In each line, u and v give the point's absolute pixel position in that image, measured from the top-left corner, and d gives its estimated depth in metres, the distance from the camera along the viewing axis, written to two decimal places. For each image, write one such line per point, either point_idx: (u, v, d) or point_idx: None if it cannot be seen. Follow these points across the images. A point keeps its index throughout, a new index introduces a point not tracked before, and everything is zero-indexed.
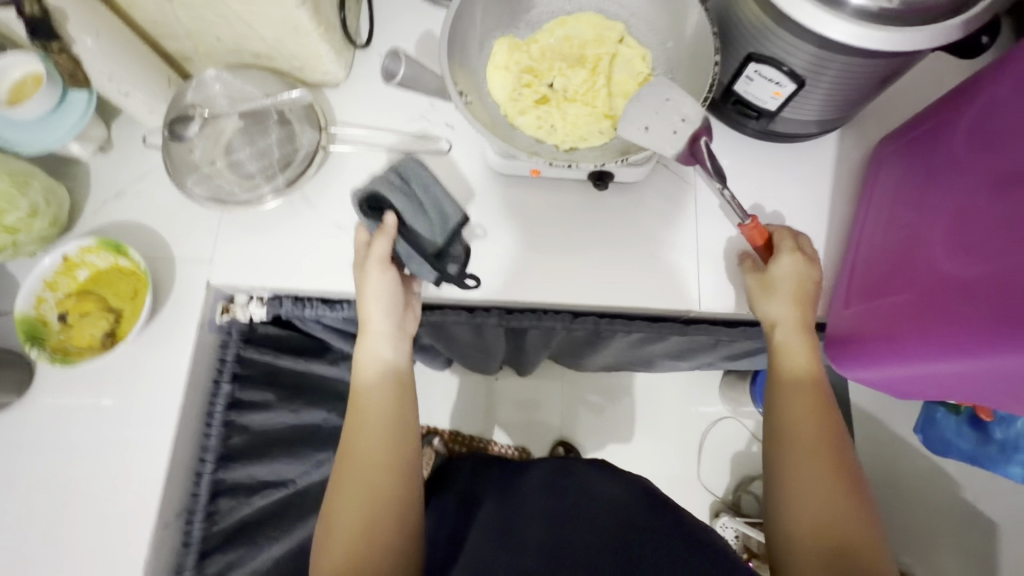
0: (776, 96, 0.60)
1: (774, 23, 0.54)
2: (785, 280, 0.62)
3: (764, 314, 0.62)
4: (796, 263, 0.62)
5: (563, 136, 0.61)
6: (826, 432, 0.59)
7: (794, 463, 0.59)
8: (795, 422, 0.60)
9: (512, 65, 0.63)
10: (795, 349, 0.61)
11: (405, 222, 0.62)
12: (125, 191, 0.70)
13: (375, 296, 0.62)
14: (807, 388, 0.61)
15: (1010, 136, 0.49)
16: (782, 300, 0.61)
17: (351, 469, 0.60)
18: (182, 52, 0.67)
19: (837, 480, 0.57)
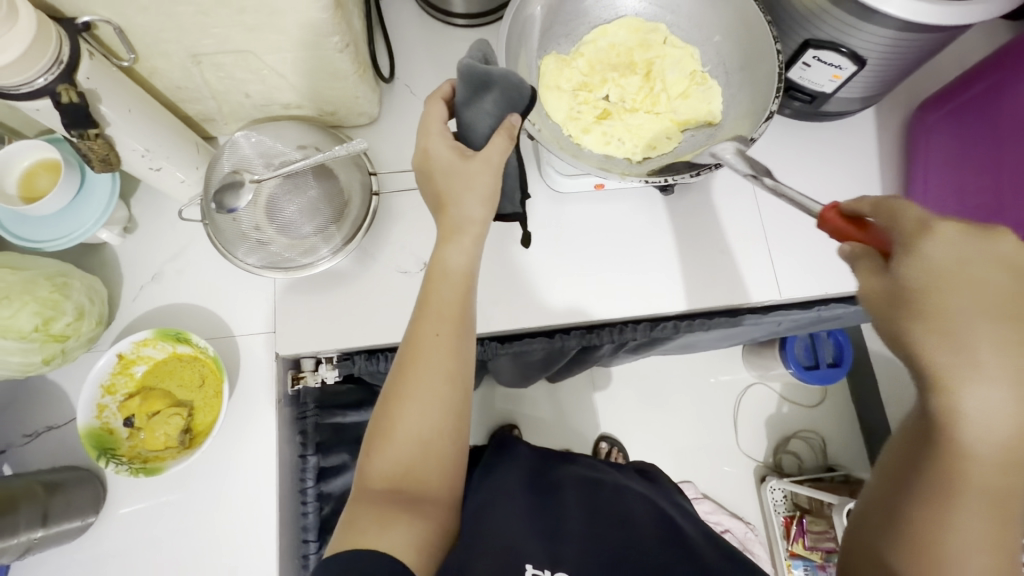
0: (835, 79, 0.61)
1: (832, 7, 0.53)
2: (944, 275, 0.33)
3: (920, 340, 0.34)
4: (957, 247, 0.33)
5: (633, 149, 0.60)
6: (1007, 540, 0.36)
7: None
8: (961, 527, 0.36)
9: (564, 82, 0.62)
10: (995, 421, 0.33)
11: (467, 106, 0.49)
12: (163, 271, 0.64)
13: (475, 189, 0.50)
14: (988, 485, 0.35)
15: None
16: (968, 315, 0.32)
17: (406, 394, 0.50)
18: (205, 113, 0.62)
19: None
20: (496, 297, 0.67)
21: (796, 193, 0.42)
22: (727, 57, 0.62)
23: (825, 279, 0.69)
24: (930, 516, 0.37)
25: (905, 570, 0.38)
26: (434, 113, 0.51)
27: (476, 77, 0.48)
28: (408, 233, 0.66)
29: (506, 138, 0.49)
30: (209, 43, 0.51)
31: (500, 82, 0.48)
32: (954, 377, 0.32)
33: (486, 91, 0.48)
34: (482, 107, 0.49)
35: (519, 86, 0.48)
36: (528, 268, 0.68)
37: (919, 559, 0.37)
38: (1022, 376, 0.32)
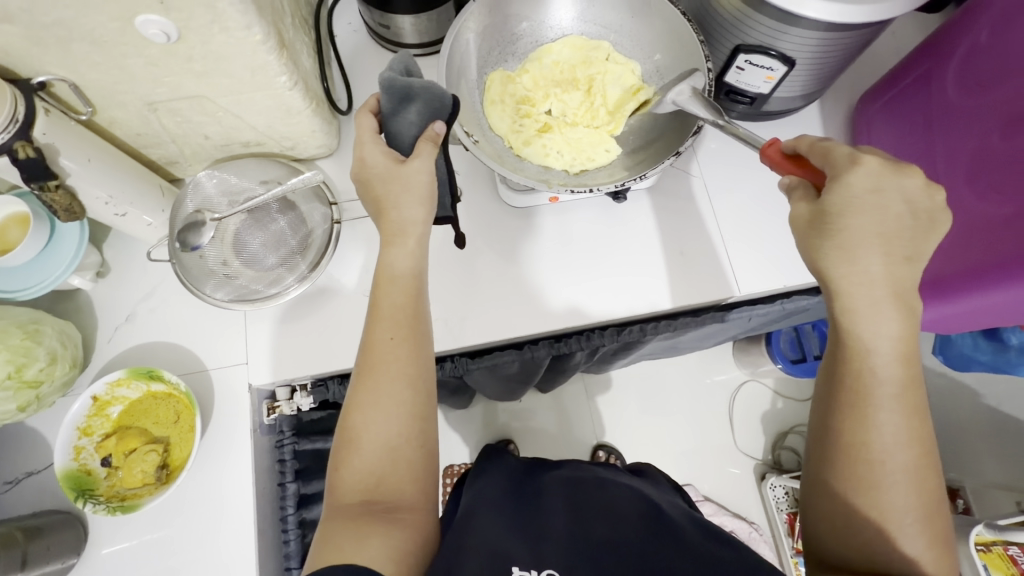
0: (769, 80, 0.63)
1: (751, 14, 0.56)
2: (856, 203, 0.42)
3: (830, 250, 0.43)
4: (874, 179, 0.42)
5: (571, 160, 0.63)
6: (918, 432, 0.43)
7: (873, 475, 0.43)
8: (877, 421, 0.43)
9: (507, 98, 0.65)
10: (882, 318, 0.42)
11: (389, 114, 0.52)
12: (136, 311, 0.66)
13: (414, 189, 0.52)
14: (897, 374, 0.43)
15: (1007, 68, 0.51)
16: (867, 234, 0.42)
17: (367, 403, 0.51)
18: (168, 157, 0.65)
19: (928, 492, 0.43)
20: (461, 313, 0.68)
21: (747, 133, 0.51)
22: (664, 69, 0.65)
23: (783, 271, 0.70)
24: (854, 416, 0.43)
25: (839, 471, 0.44)
26: (364, 126, 0.53)
27: (397, 89, 0.51)
28: (372, 257, 0.68)
29: (431, 145, 0.52)
30: (161, 90, 0.53)
31: (421, 94, 0.51)
32: (845, 283, 0.43)
33: (409, 101, 0.51)
34: (406, 117, 0.51)
35: (440, 93, 0.52)
36: (493, 281, 0.69)
37: (848, 455, 0.44)
38: (896, 276, 0.42)
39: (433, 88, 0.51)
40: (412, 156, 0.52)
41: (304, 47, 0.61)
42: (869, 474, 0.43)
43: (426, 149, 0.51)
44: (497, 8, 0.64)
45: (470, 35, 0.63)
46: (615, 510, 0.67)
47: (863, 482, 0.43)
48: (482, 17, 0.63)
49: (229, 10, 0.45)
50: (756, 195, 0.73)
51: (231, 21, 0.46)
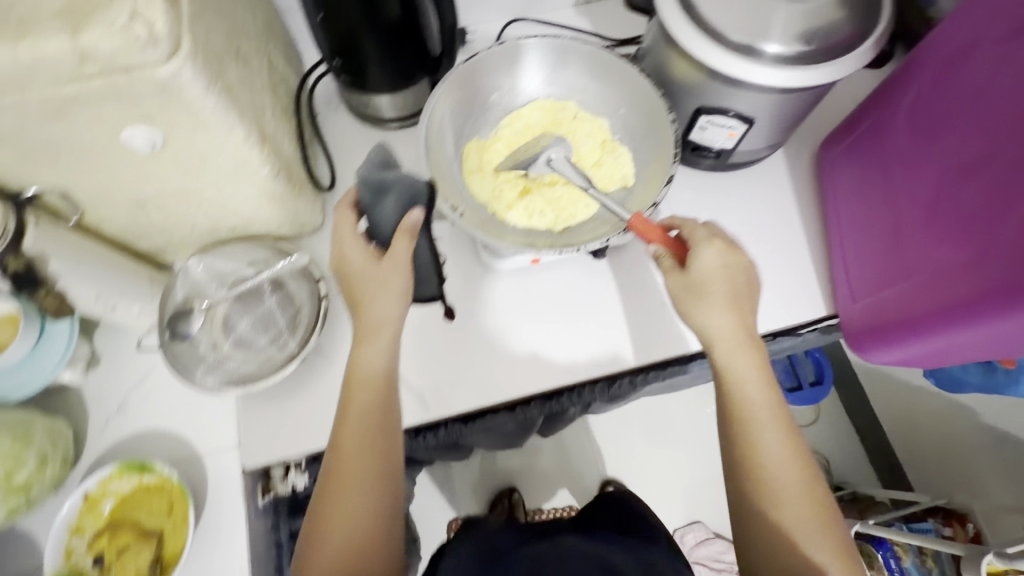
0: (731, 137, 0.66)
1: (709, 80, 0.59)
2: (708, 269, 0.58)
3: (699, 318, 0.59)
4: (721, 256, 0.59)
5: (554, 219, 0.65)
6: (798, 448, 0.56)
7: (768, 513, 0.54)
8: (773, 471, 0.55)
9: (485, 166, 0.67)
10: (752, 387, 0.57)
11: (367, 206, 0.59)
12: (127, 401, 0.66)
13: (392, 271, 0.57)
14: (765, 403, 0.57)
15: (949, 116, 0.54)
16: (711, 302, 0.58)
17: (339, 487, 0.52)
18: (157, 247, 0.66)
19: (815, 492, 0.55)
20: (452, 379, 0.68)
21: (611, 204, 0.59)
22: (631, 127, 0.68)
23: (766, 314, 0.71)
24: (759, 473, 0.55)
25: (756, 519, 0.55)
26: (344, 220, 0.58)
27: (377, 183, 0.59)
28: None
29: (408, 235, 0.56)
30: (148, 190, 0.55)
31: (395, 185, 0.60)
32: (712, 331, 0.59)
33: (386, 196, 0.59)
34: (383, 208, 0.59)
35: (418, 186, 0.59)
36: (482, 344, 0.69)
37: (753, 506, 0.55)
38: (756, 353, 0.59)
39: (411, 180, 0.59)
40: (388, 251, 0.57)
41: (285, 135, 0.64)
42: (767, 491, 0.54)
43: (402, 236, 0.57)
44: (467, 84, 0.66)
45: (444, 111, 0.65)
46: (585, 571, 0.67)
47: (777, 523, 0.54)
48: (453, 92, 0.65)
49: (210, 118, 0.47)
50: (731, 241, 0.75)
51: (213, 126, 0.49)
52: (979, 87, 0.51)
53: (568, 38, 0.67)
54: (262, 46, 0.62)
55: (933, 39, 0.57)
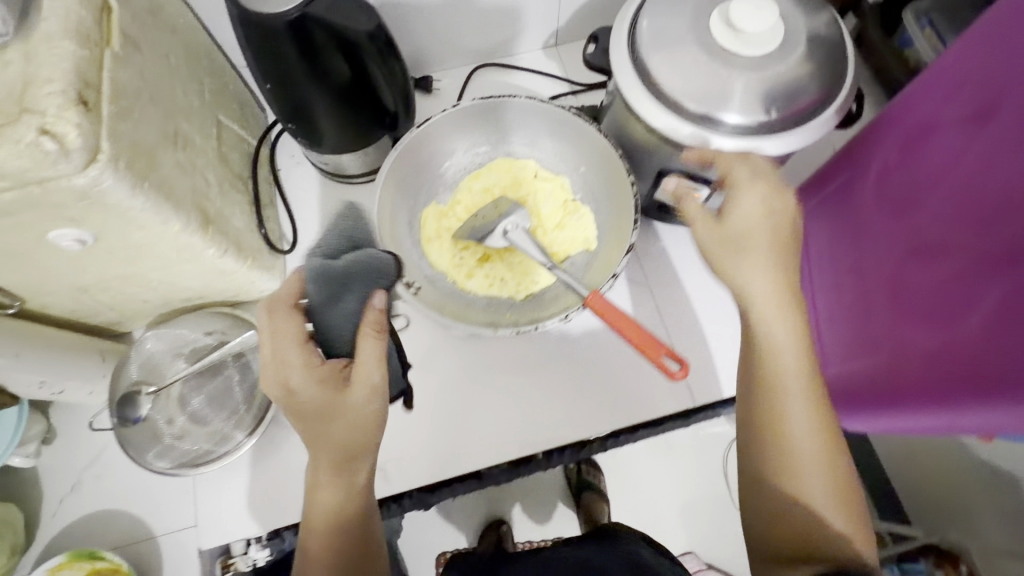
0: (696, 198, 0.64)
1: (668, 148, 0.57)
2: (746, 219, 0.53)
3: (737, 277, 0.53)
4: (763, 201, 0.53)
5: (515, 287, 0.63)
6: (827, 426, 0.50)
7: (781, 481, 0.50)
8: (791, 422, 0.50)
9: (443, 232, 0.65)
10: (789, 352, 0.51)
11: (316, 305, 0.50)
12: (82, 479, 0.64)
13: (364, 371, 0.47)
14: (800, 373, 0.51)
15: (920, 188, 0.53)
16: (764, 271, 0.52)
17: None
18: (110, 321, 0.65)
19: (841, 482, 0.50)
20: (415, 449, 0.66)
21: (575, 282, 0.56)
22: (592, 187, 0.66)
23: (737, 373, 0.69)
24: (769, 410, 0.51)
25: (762, 487, 0.51)
26: (285, 327, 0.48)
27: (334, 278, 0.50)
28: None
29: (372, 332, 0.47)
30: (90, 276, 0.54)
31: (360, 274, 0.51)
32: (742, 274, 0.53)
33: (347, 287, 0.51)
34: (340, 307, 0.50)
35: (387, 261, 0.52)
36: (445, 411, 0.67)
37: (771, 491, 0.50)
38: (800, 317, 0.52)
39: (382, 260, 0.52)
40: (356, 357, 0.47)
41: (236, 206, 0.62)
42: (776, 437, 0.50)
43: (367, 333, 0.47)
44: (423, 148, 0.64)
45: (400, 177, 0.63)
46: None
47: (791, 498, 0.49)
48: (408, 157, 0.63)
49: (141, 215, 0.46)
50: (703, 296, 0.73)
51: (146, 222, 0.47)
52: (944, 163, 0.51)
53: (524, 98, 0.64)
54: (208, 117, 0.60)
55: (898, 104, 0.56)
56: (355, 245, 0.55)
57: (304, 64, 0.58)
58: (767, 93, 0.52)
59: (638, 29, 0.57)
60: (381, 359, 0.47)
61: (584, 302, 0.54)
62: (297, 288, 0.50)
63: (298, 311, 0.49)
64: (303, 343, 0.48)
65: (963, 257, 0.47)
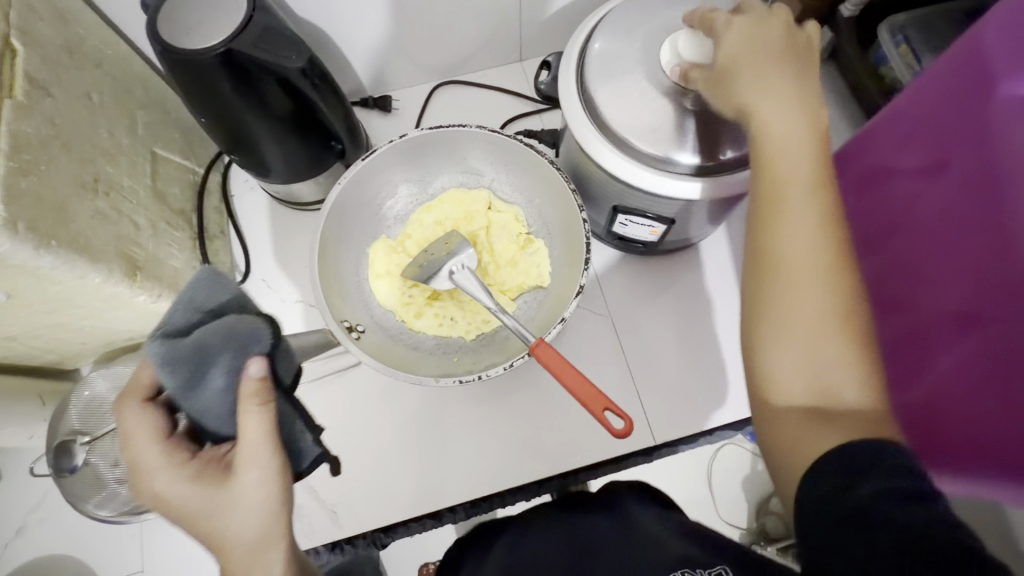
0: (653, 233, 0.62)
1: (619, 186, 0.55)
2: (745, 54, 0.45)
3: (747, 101, 0.44)
4: (750, 32, 0.45)
5: (466, 326, 0.60)
6: (835, 247, 0.42)
7: (782, 308, 0.41)
8: (788, 245, 0.42)
9: (393, 268, 0.63)
10: (795, 169, 0.42)
11: (169, 391, 0.39)
12: (27, 523, 0.63)
13: (248, 452, 0.38)
14: (809, 186, 0.42)
15: (892, 226, 0.59)
16: (767, 88, 0.44)
17: None
18: (52, 362, 0.63)
19: (854, 327, 0.41)
20: (368, 489, 0.65)
21: (522, 328, 0.53)
22: (549, 219, 0.63)
23: (698, 407, 0.68)
24: (768, 244, 0.42)
25: (757, 326, 0.42)
26: (144, 424, 0.41)
27: (184, 355, 0.39)
28: None
29: (255, 405, 0.39)
30: (15, 327, 0.52)
31: (221, 343, 0.39)
32: (749, 99, 0.44)
33: (207, 365, 0.39)
34: (206, 387, 0.39)
35: (256, 323, 0.40)
36: (399, 450, 0.66)
37: (762, 319, 0.42)
38: (818, 157, 0.43)
39: (250, 323, 0.40)
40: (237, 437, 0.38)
41: (173, 244, 0.60)
42: (779, 280, 0.42)
43: (249, 405, 0.39)
44: (369, 182, 0.62)
45: (346, 213, 0.61)
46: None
47: (780, 353, 0.41)
48: (355, 193, 0.61)
49: (53, 273, 0.44)
50: (668, 326, 0.71)
51: (60, 278, 0.45)
52: (907, 200, 0.57)
53: (474, 127, 0.60)
54: (139, 152, 0.58)
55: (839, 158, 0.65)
56: (205, 315, 0.41)
57: (242, 100, 0.54)
58: (715, 131, 0.51)
59: (587, 56, 0.54)
60: (269, 433, 0.39)
61: (529, 351, 0.52)
62: (155, 380, 0.42)
63: (154, 406, 0.41)
64: (165, 440, 0.41)
65: (954, 283, 0.52)
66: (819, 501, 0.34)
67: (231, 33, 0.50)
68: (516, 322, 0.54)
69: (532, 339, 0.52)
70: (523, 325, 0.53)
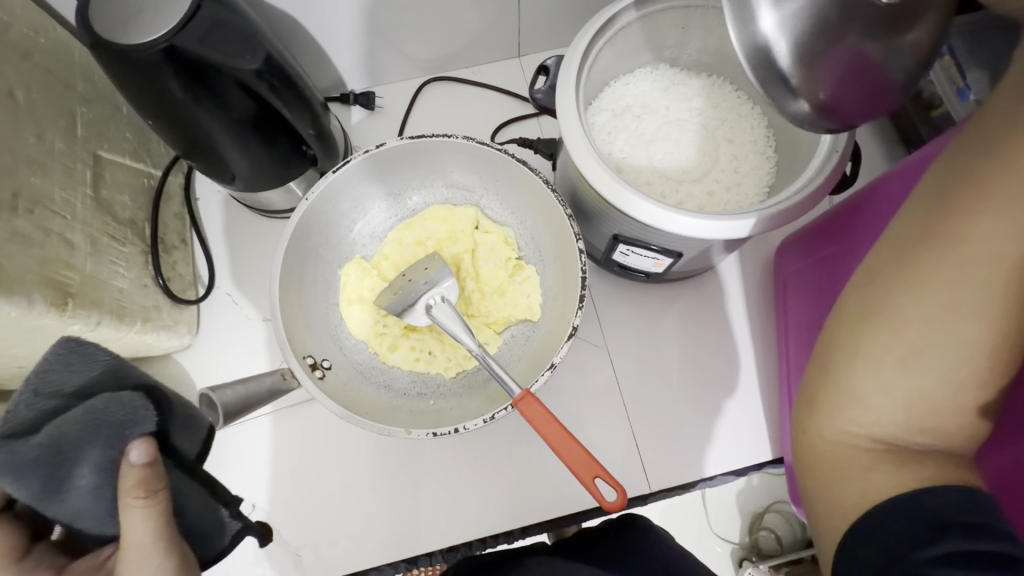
0: (657, 265, 0.55)
1: (621, 216, 0.48)
2: None
3: None
4: None
5: (445, 362, 0.54)
6: None
7: (920, 324, 0.31)
8: (983, 240, 0.30)
9: (366, 293, 0.56)
10: None
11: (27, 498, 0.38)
12: None
13: (136, 556, 0.38)
14: None
15: None
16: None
17: None
18: None
19: (1006, 365, 0.31)
20: (336, 532, 0.59)
21: (501, 374, 0.47)
22: (542, 244, 0.57)
23: (699, 451, 0.62)
24: (951, 227, 0.31)
25: (876, 331, 0.32)
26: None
27: (39, 459, 0.38)
28: (237, 474, 0.61)
29: (136, 502, 0.39)
30: None
31: (82, 435, 0.39)
32: None
33: (75, 459, 0.39)
34: (76, 488, 0.39)
35: (125, 398, 0.41)
36: (370, 490, 0.60)
37: (889, 314, 0.32)
38: None
39: (121, 399, 0.41)
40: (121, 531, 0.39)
41: (119, 262, 0.53)
42: (941, 279, 0.31)
43: (132, 499, 0.39)
44: (341, 196, 0.55)
45: (316, 231, 0.54)
46: None
47: (900, 368, 0.31)
48: (324, 208, 0.54)
49: None
50: (669, 361, 0.65)
51: None
52: None
53: (460, 138, 0.53)
54: (79, 159, 0.51)
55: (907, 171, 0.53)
56: (65, 401, 0.40)
57: (195, 104, 0.47)
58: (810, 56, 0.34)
59: None
60: (157, 530, 0.39)
61: (513, 403, 0.46)
62: None
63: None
64: (13, 563, 0.39)
65: None
66: (878, 549, 0.29)
67: (174, 25, 0.43)
68: (498, 369, 0.47)
69: (517, 390, 0.46)
70: (502, 370, 0.48)
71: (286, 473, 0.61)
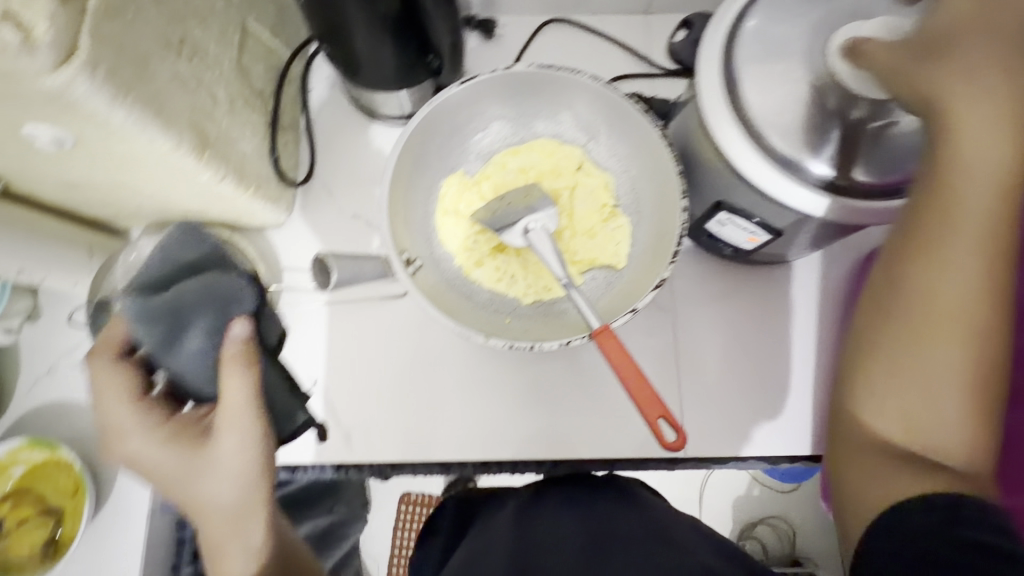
0: (751, 240, 0.56)
1: (733, 180, 0.49)
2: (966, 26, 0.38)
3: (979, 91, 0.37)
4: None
5: (525, 289, 0.57)
6: (991, 279, 0.38)
7: (898, 356, 0.39)
8: (943, 280, 0.38)
9: (462, 207, 0.58)
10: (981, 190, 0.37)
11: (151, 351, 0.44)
12: (58, 365, 0.65)
13: (232, 416, 0.43)
14: (983, 211, 0.37)
15: None
16: (977, 80, 0.37)
17: None
18: (105, 215, 0.62)
19: (976, 370, 0.38)
20: (385, 423, 0.63)
21: (588, 310, 0.49)
22: (641, 196, 0.58)
23: (741, 431, 0.64)
24: (918, 275, 0.39)
25: (870, 368, 0.41)
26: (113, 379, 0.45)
27: (160, 317, 0.43)
28: (304, 350, 0.65)
29: (239, 366, 0.43)
30: (77, 173, 0.50)
31: (195, 304, 0.44)
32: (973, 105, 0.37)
33: (189, 319, 0.44)
34: (184, 349, 0.44)
35: (231, 278, 0.45)
36: (423, 393, 0.64)
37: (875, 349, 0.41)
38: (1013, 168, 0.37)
39: (228, 279, 0.45)
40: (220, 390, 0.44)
41: (247, 128, 0.56)
42: (909, 317, 0.39)
43: (234, 364, 0.43)
44: (460, 110, 0.57)
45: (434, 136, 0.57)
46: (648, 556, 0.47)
47: (886, 390, 0.40)
48: (440, 118, 0.56)
49: (123, 130, 0.42)
50: (728, 341, 0.66)
51: (129, 137, 0.43)
52: None
53: (588, 76, 0.54)
54: (232, 22, 0.53)
55: None
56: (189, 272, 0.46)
57: None
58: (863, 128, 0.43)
59: (742, 30, 0.46)
60: (251, 397, 0.43)
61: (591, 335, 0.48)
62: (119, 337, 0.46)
63: (124, 363, 0.46)
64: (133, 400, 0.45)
65: None
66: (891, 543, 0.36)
67: None
68: (586, 305, 0.49)
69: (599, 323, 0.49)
70: (587, 304, 0.50)
71: (350, 359, 0.65)
